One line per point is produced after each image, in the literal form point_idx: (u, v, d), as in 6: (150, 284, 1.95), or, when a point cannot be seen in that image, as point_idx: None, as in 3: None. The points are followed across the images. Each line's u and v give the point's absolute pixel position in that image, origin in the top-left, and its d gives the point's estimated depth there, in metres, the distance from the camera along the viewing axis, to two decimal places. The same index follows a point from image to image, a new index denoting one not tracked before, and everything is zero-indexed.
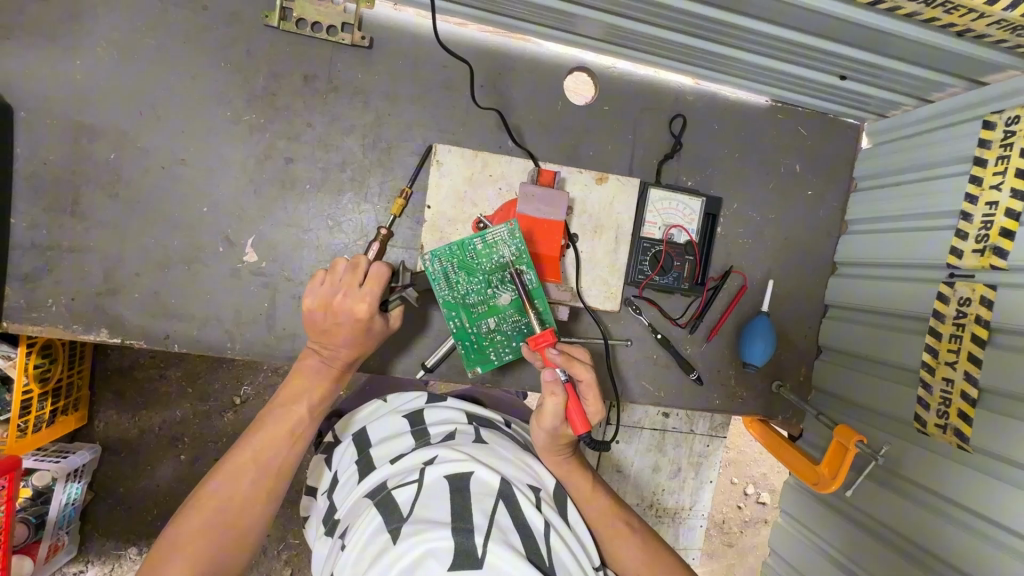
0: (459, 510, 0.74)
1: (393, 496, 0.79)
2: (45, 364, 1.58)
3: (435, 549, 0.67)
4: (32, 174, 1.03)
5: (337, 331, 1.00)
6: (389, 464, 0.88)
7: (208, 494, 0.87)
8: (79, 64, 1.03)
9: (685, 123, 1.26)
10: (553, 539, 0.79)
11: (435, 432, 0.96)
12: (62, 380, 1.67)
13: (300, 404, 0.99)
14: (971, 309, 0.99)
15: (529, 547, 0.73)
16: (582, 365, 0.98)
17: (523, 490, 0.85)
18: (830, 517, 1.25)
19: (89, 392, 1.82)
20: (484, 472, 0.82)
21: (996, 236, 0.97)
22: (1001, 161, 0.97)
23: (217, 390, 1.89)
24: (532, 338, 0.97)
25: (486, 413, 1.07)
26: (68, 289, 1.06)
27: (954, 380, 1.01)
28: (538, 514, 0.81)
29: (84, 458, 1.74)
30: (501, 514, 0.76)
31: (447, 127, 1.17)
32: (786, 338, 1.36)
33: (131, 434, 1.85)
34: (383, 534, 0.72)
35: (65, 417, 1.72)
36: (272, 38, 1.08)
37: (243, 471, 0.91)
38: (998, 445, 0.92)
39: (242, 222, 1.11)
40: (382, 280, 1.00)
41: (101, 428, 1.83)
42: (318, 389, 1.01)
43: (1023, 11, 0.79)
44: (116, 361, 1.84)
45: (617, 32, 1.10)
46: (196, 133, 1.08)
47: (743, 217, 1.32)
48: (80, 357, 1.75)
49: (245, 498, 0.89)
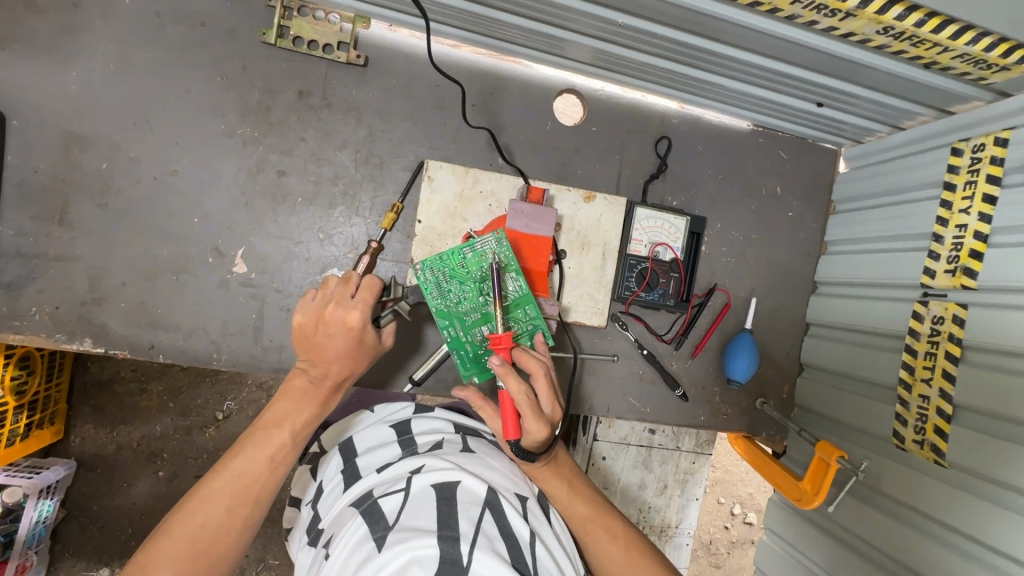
0: (445, 517, 0.73)
1: (379, 505, 0.78)
2: (23, 376, 1.55)
3: (421, 556, 0.65)
4: (22, 183, 1.03)
5: (329, 345, 0.97)
6: (376, 473, 0.88)
7: (178, 521, 0.81)
8: (74, 75, 1.04)
9: (670, 145, 1.30)
10: (540, 549, 0.78)
11: (422, 442, 0.95)
12: (38, 393, 1.64)
13: (284, 427, 0.92)
14: (945, 327, 1.02)
15: (515, 555, 0.72)
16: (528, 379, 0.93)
17: (510, 500, 0.85)
18: (812, 534, 1.26)
19: (66, 406, 1.78)
20: (471, 482, 0.81)
21: (965, 257, 1.01)
22: (969, 186, 1.02)
23: (199, 405, 1.86)
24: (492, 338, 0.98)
25: (473, 425, 1.08)
26: (53, 298, 1.05)
27: (930, 397, 1.03)
28: (524, 523, 0.80)
29: (58, 474, 1.69)
30: (488, 522, 0.75)
31: (439, 145, 1.20)
32: (769, 355, 1.39)
33: (108, 449, 1.81)
34: (367, 542, 0.71)
35: (40, 431, 1.68)
36: (268, 54, 1.10)
37: (216, 498, 0.83)
38: (973, 460, 0.95)
39: (232, 234, 1.12)
40: (375, 290, 1.00)
41: (77, 444, 1.79)
42: (303, 411, 0.94)
43: (983, 46, 0.85)
44: (95, 375, 1.81)
45: (605, 56, 1.14)
46: (189, 145, 1.09)
47: (727, 237, 1.35)
48: (59, 370, 1.72)
49: (217, 528, 0.82)
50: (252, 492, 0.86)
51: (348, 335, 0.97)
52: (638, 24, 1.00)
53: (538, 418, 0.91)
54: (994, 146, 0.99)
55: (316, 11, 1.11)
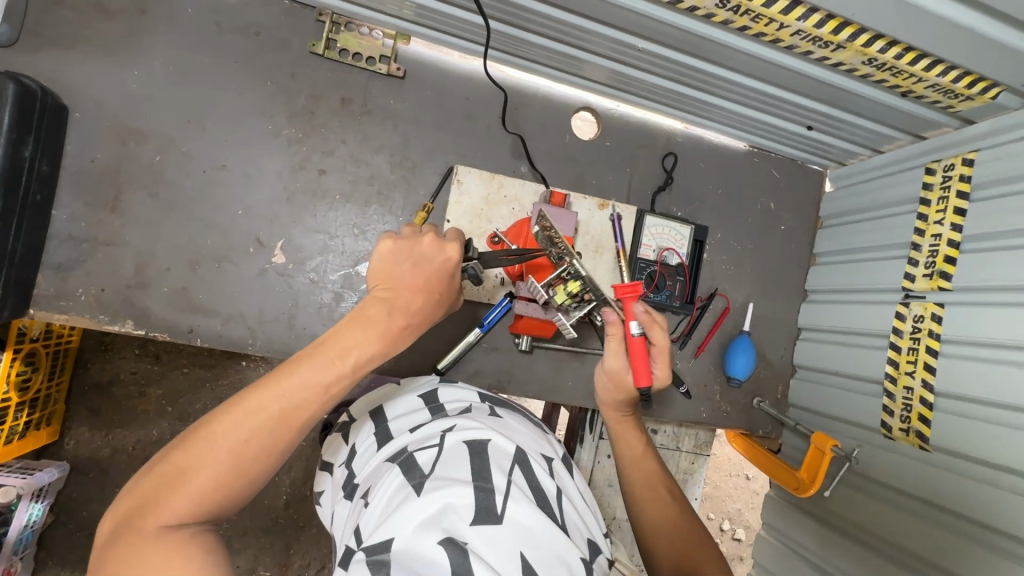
0: (479, 468, 0.79)
1: (414, 458, 0.84)
2: (28, 373, 1.56)
3: (454, 504, 0.72)
4: (78, 171, 1.09)
5: (418, 274, 0.93)
6: (409, 433, 0.94)
7: (218, 431, 0.71)
8: (136, 74, 1.12)
9: (676, 160, 1.43)
10: (566, 503, 0.86)
11: (451, 407, 1.02)
12: (40, 391, 1.63)
13: (349, 357, 0.82)
14: (925, 324, 1.14)
15: (543, 504, 0.80)
16: (660, 330, 1.05)
17: (538, 459, 0.91)
18: (807, 524, 1.34)
19: (64, 407, 1.78)
20: (500, 439, 0.87)
21: (941, 262, 1.13)
22: (942, 201, 1.15)
23: (196, 412, 1.87)
24: (618, 287, 1.03)
25: (497, 397, 1.15)
26: (99, 281, 1.10)
27: (913, 388, 1.14)
28: (549, 480, 0.87)
29: (51, 476, 1.68)
30: (518, 475, 0.82)
31: (467, 152, 1.30)
32: (765, 357, 1.49)
33: (103, 453, 1.80)
34: (406, 488, 0.77)
35: (38, 431, 1.67)
36: (315, 63, 1.20)
37: (263, 415, 0.74)
38: (955, 443, 1.05)
39: (273, 226, 1.19)
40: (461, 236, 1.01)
41: (71, 446, 1.78)
42: (371, 343, 0.84)
43: (951, 77, 0.99)
44: (96, 376, 1.81)
45: (622, 78, 1.27)
46: (239, 142, 1.17)
47: (726, 246, 1.47)
48: (60, 369, 1.72)
49: (257, 448, 0.73)
50: (301, 418, 0.77)
51: (442, 264, 0.95)
52: (655, 49, 1.13)
53: (666, 366, 1.09)
54: (962, 166, 1.13)
55: (361, 27, 1.22)
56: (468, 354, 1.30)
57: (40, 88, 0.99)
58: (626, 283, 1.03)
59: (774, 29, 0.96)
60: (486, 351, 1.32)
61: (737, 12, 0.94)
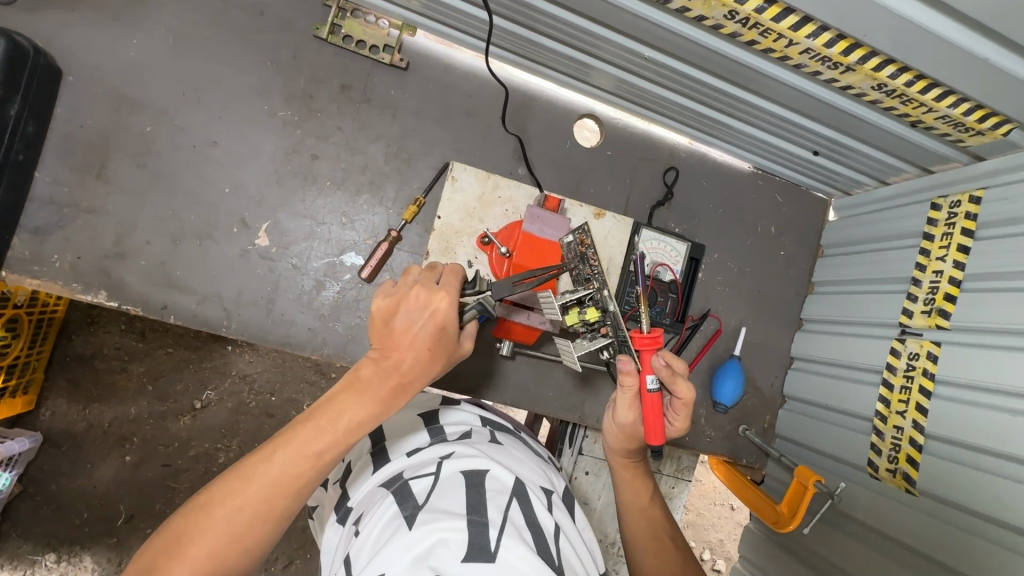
0: (474, 503, 0.76)
1: (410, 487, 0.83)
2: (7, 338, 1.53)
3: (447, 539, 0.69)
4: (67, 135, 1.07)
5: (410, 331, 0.91)
6: (406, 457, 0.95)
7: (214, 502, 0.71)
8: (135, 42, 1.10)
9: (677, 175, 1.40)
10: (563, 541, 0.80)
11: (452, 430, 1.03)
12: (19, 358, 1.61)
13: (343, 417, 0.81)
14: (920, 362, 1.10)
15: (540, 545, 0.75)
16: (684, 383, 1.01)
17: (536, 492, 0.88)
18: (784, 560, 1.29)
19: (43, 376, 1.74)
20: (498, 471, 0.85)
21: (940, 299, 1.09)
22: (946, 237, 1.12)
23: (178, 393, 1.84)
24: (635, 337, 0.96)
25: (497, 422, 1.15)
26: (76, 248, 1.08)
27: (903, 428, 1.10)
28: (548, 516, 0.82)
29: (22, 446, 1.65)
30: (514, 510, 0.78)
31: (466, 150, 1.28)
32: (754, 384, 1.45)
33: (77, 427, 1.76)
34: (399, 518, 0.75)
35: (12, 398, 1.63)
36: (318, 47, 1.19)
37: (258, 481, 0.73)
38: (942, 488, 1.01)
39: (260, 207, 1.16)
40: (458, 275, 1.00)
41: (45, 418, 1.74)
42: (366, 403, 0.83)
43: (962, 110, 0.96)
44: (79, 348, 1.77)
45: (628, 87, 1.25)
46: (233, 121, 1.15)
47: (723, 267, 1.44)
48: (41, 338, 1.69)
49: (252, 517, 0.72)
50: (298, 482, 0.76)
51: (433, 319, 0.91)
52: (664, 60, 1.11)
53: (686, 414, 1.05)
54: (969, 204, 1.10)
55: (368, 15, 1.21)
56: None
57: (33, 48, 0.98)
58: (645, 332, 0.96)
59: (782, 45, 0.94)
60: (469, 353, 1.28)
61: (745, 25, 0.92)
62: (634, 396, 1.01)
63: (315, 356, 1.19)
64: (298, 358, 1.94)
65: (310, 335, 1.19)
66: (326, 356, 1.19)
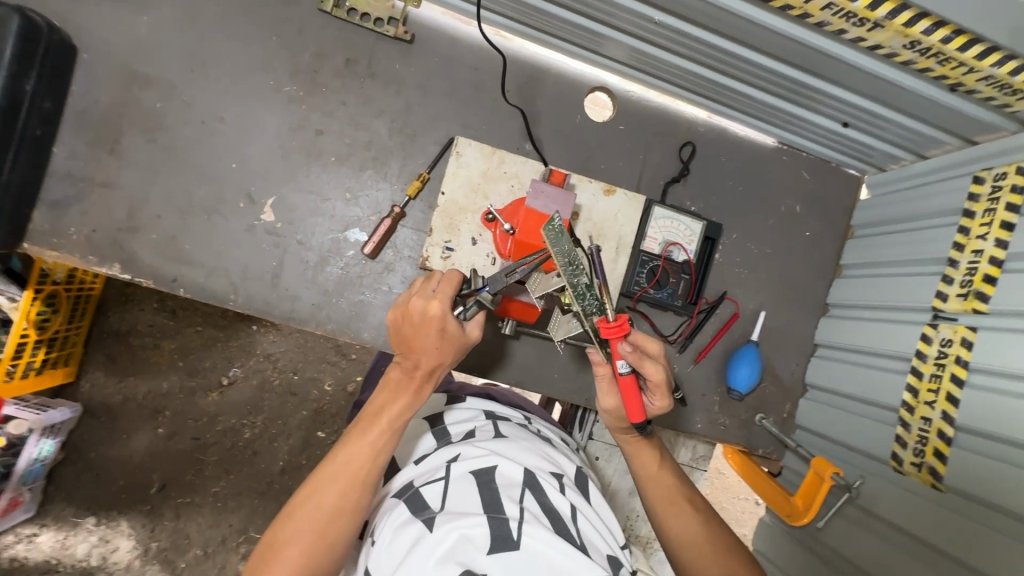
0: (489, 499, 0.77)
1: (420, 491, 0.82)
2: (47, 313, 1.60)
3: (471, 534, 0.71)
4: (82, 111, 1.11)
5: (415, 337, 0.92)
6: (414, 464, 0.93)
7: (295, 508, 0.82)
8: (145, 18, 1.12)
9: (694, 151, 1.34)
10: (580, 521, 0.81)
11: (456, 430, 1.02)
12: (59, 331, 1.69)
13: (382, 417, 0.89)
14: (952, 349, 1.01)
15: (558, 528, 0.77)
16: (652, 364, 0.94)
17: (546, 478, 0.86)
18: (797, 554, 1.23)
19: (82, 351, 1.82)
20: (507, 464, 0.84)
21: (979, 281, 1.00)
22: (988, 213, 1.02)
23: (207, 368, 1.90)
24: (600, 325, 0.90)
25: (504, 413, 1.12)
26: (91, 222, 1.12)
27: (931, 419, 1.01)
28: (563, 499, 0.83)
29: (63, 415, 1.73)
30: (530, 500, 0.79)
31: (471, 124, 1.25)
32: (773, 371, 1.38)
33: (115, 400, 1.85)
34: (414, 522, 0.75)
35: (53, 369, 1.72)
36: (323, 21, 1.18)
37: (327, 483, 0.84)
38: (970, 485, 0.93)
39: (266, 183, 1.18)
40: (455, 283, 0.95)
41: (85, 389, 1.83)
42: (399, 400, 0.91)
43: (1008, 69, 0.87)
44: (114, 325, 1.85)
45: (642, 57, 1.19)
46: (239, 96, 1.16)
47: (742, 248, 1.37)
48: (80, 314, 1.77)
49: (328, 513, 0.82)
50: (360, 477, 0.85)
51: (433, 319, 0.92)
52: (677, 25, 1.04)
53: (665, 394, 0.99)
54: (1016, 176, 1.00)
55: None
56: None
57: (46, 25, 1.01)
58: (610, 320, 0.90)
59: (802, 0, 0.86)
60: None
61: None
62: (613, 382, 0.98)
63: (319, 330, 1.20)
64: (321, 339, 1.97)
65: (314, 311, 1.20)
66: (330, 331, 1.20)
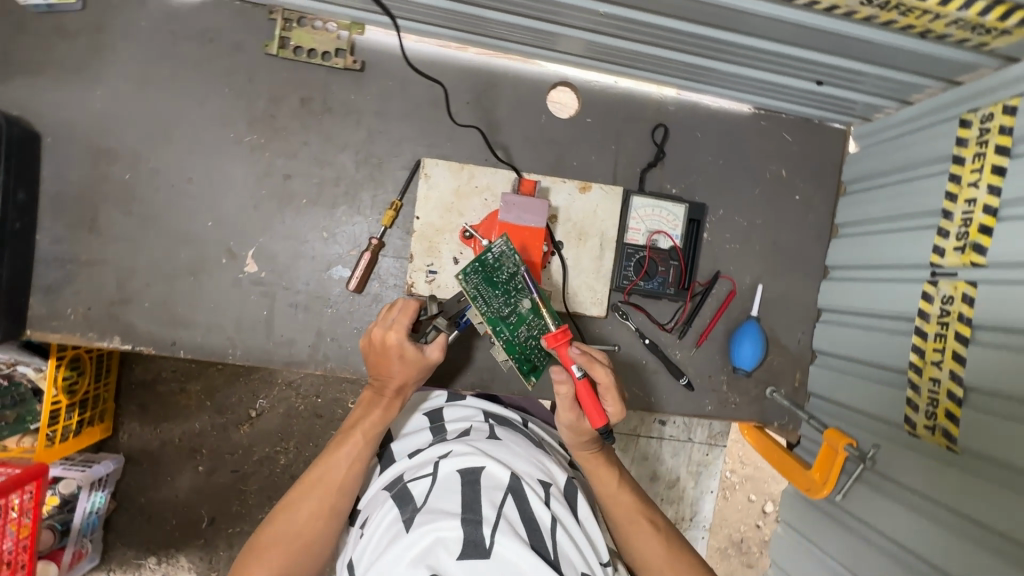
0: (469, 500, 0.76)
1: (409, 488, 0.83)
2: (74, 376, 1.58)
3: (443, 537, 0.71)
4: (57, 194, 1.13)
5: (379, 362, 1.05)
6: (407, 458, 0.95)
7: (279, 513, 0.94)
8: (99, 93, 1.13)
9: (667, 132, 1.30)
10: (561, 534, 0.78)
11: (452, 430, 1.03)
12: (89, 391, 1.67)
13: (357, 430, 1.02)
14: (954, 306, 0.98)
15: (534, 538, 0.74)
16: (602, 367, 0.96)
17: (533, 485, 0.84)
18: (823, 524, 1.22)
19: (115, 405, 1.83)
20: (495, 466, 0.83)
21: (975, 233, 0.96)
22: (978, 158, 0.97)
23: (234, 403, 1.87)
24: (548, 337, 0.95)
25: (503, 413, 1.14)
26: (86, 299, 1.15)
27: (940, 380, 0.99)
28: (546, 509, 0.80)
29: (107, 467, 1.75)
30: (510, 507, 0.77)
31: (436, 142, 1.23)
32: (779, 342, 1.36)
33: (153, 445, 1.84)
34: (398, 522, 0.77)
35: (91, 427, 1.72)
36: (271, 65, 1.17)
37: (307, 490, 0.96)
38: (985, 445, 0.91)
39: (243, 235, 1.19)
40: (411, 309, 1.06)
41: (125, 440, 1.83)
42: (371, 415, 1.03)
43: (976, 11, 0.82)
44: (139, 375, 1.84)
45: (597, 48, 1.15)
46: (203, 154, 1.17)
47: (730, 223, 1.33)
48: (106, 371, 1.75)
49: (307, 516, 0.93)
50: (335, 484, 0.97)
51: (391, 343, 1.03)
52: (624, 13, 1.00)
53: (620, 399, 0.98)
54: (1003, 116, 0.94)
55: (315, 21, 1.17)
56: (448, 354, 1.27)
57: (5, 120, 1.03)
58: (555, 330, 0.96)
59: None
60: (469, 349, 1.27)
61: None
62: (571, 398, 0.96)
63: (319, 370, 1.22)
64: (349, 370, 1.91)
65: (311, 352, 1.22)
66: (329, 369, 1.22)
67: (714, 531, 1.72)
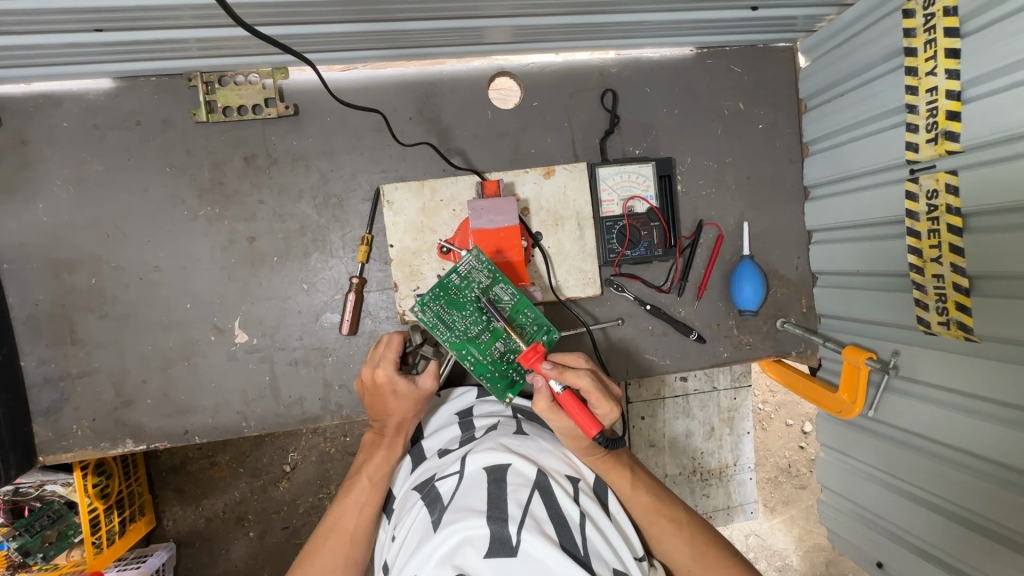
0: (495, 498, 0.75)
1: (437, 488, 0.83)
2: (104, 479, 1.48)
3: (471, 536, 0.69)
4: (29, 318, 1.12)
5: (376, 401, 1.04)
6: (438, 457, 0.95)
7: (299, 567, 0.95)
8: (41, 206, 1.11)
9: (616, 95, 1.27)
10: (590, 529, 0.76)
11: (480, 423, 1.02)
12: (123, 489, 1.57)
13: (364, 473, 1.00)
14: (940, 199, 0.96)
15: (564, 537, 0.72)
16: (576, 372, 0.95)
17: (561, 481, 0.83)
18: (863, 441, 1.22)
19: (151, 495, 1.72)
20: (521, 463, 0.81)
21: (944, 121, 0.94)
22: (930, 46, 0.95)
23: (267, 463, 1.77)
24: (522, 356, 0.97)
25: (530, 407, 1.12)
26: (88, 411, 1.15)
27: (943, 275, 0.98)
28: (574, 504, 0.78)
29: (162, 557, 1.64)
30: (537, 504, 0.75)
31: (391, 166, 1.21)
32: (776, 273, 1.35)
33: (200, 523, 1.74)
34: (428, 523, 0.76)
35: (135, 524, 1.62)
36: (205, 132, 1.14)
37: (323, 540, 0.96)
38: (1002, 328, 0.90)
39: (225, 309, 1.17)
40: (396, 344, 1.05)
41: (171, 527, 1.74)
42: (377, 456, 1.02)
43: None
44: (167, 461, 1.73)
45: (525, 30, 1.11)
46: (162, 240, 1.15)
47: (701, 168, 1.31)
48: (133, 466, 1.64)
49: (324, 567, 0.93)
50: (348, 530, 0.96)
51: (380, 380, 1.02)
52: None
53: (606, 399, 0.98)
54: None
55: (236, 77, 1.14)
56: (456, 369, 1.26)
57: None
58: (527, 347, 0.97)
59: None
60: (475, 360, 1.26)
61: None
62: (554, 410, 0.95)
63: (336, 420, 1.21)
64: None
65: (323, 405, 1.20)
66: (346, 416, 1.21)
67: (761, 463, 1.80)
